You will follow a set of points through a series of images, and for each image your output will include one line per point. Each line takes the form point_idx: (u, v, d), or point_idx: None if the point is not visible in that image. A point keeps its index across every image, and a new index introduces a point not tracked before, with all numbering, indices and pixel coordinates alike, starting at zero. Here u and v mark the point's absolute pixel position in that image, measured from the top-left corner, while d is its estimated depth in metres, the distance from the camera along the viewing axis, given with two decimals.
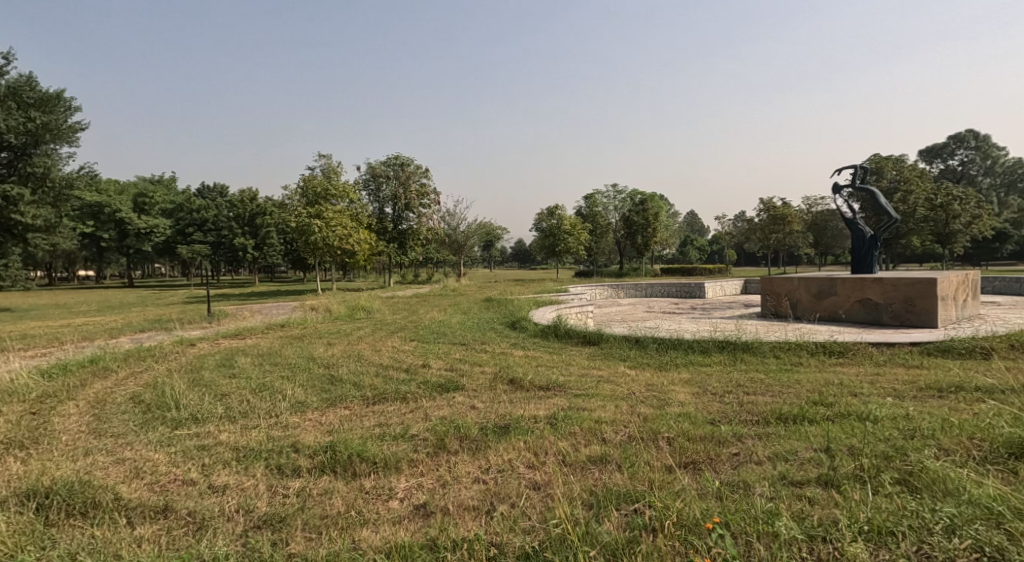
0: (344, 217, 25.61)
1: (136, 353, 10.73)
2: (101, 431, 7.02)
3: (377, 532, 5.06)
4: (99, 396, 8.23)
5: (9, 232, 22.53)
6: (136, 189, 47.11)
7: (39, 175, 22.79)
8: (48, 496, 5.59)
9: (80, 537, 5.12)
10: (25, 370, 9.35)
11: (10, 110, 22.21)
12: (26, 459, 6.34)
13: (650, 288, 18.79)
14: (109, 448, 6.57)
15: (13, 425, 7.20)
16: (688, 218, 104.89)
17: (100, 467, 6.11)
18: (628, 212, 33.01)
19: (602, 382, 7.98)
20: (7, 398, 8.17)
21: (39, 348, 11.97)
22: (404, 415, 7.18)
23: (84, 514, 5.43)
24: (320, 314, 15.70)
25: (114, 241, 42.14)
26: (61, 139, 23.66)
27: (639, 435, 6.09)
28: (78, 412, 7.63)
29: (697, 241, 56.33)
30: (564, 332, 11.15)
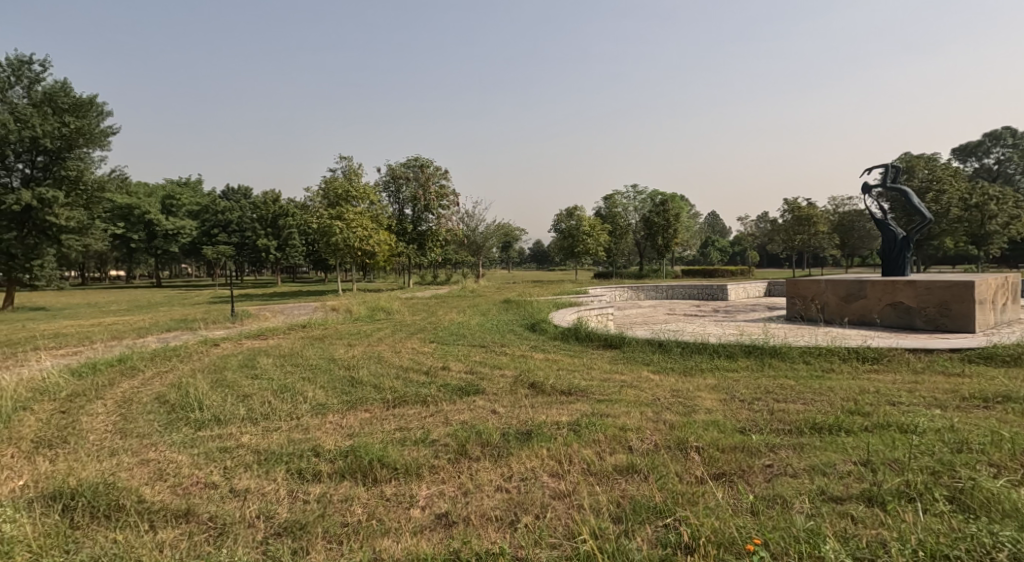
0: (364, 219, 25.67)
1: (162, 353, 10.78)
2: (127, 431, 7.03)
3: (399, 543, 4.97)
4: (126, 396, 8.25)
5: (43, 233, 23.01)
6: (164, 191, 47.83)
7: (72, 178, 23.22)
8: (74, 496, 5.58)
9: (103, 541, 5.09)
10: (55, 368, 9.42)
11: (46, 115, 22.63)
12: (54, 459, 6.35)
13: (671, 289, 18.59)
14: (134, 449, 6.56)
15: (41, 424, 7.23)
16: (710, 219, 104.33)
17: (125, 468, 6.11)
18: (649, 213, 32.74)
19: (625, 387, 7.83)
20: (37, 396, 8.23)
21: (70, 346, 12.12)
22: (424, 419, 7.10)
23: (108, 515, 5.41)
24: (342, 315, 15.71)
25: (142, 241, 42.80)
26: (95, 143, 23.81)
27: (666, 444, 5.97)
28: (106, 412, 7.65)
29: (719, 242, 55.93)
30: (585, 334, 11.03)
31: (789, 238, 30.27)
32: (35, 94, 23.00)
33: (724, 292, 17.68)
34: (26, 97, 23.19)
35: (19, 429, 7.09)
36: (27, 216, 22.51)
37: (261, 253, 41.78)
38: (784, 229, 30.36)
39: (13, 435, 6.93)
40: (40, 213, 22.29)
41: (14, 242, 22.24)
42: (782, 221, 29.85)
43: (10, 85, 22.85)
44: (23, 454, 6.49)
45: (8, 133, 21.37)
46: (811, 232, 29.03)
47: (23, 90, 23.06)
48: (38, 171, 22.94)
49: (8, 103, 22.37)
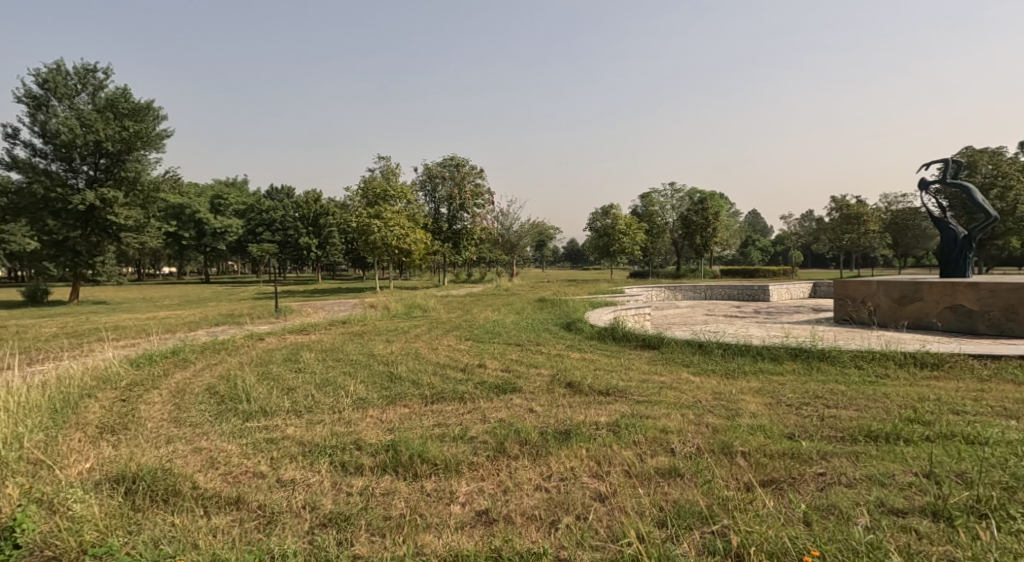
0: (401, 218, 25.81)
1: (210, 345, 10.98)
2: (181, 419, 7.15)
3: (440, 539, 4.94)
4: (180, 386, 8.41)
5: (104, 232, 23.62)
6: (211, 192, 48.92)
7: (131, 179, 23.79)
8: (134, 480, 5.71)
9: (161, 523, 5.17)
10: (114, 358, 9.68)
11: (108, 120, 23.28)
12: (115, 444, 6.49)
13: (710, 289, 18.29)
14: (188, 437, 6.67)
15: (104, 411, 7.42)
16: (750, 218, 102.63)
17: (180, 455, 6.20)
18: (687, 212, 32.24)
19: (665, 389, 7.69)
20: (97, 384, 8.45)
21: (128, 338, 12.44)
22: (462, 415, 7.07)
23: (166, 499, 5.51)
24: (379, 312, 15.80)
25: (191, 240, 43.91)
26: (153, 146, 24.41)
27: (711, 447, 5.84)
28: (162, 401, 7.80)
29: (761, 242, 55.15)
30: (622, 334, 10.89)
31: (836, 238, 29.53)
32: (99, 100, 23.72)
33: (765, 293, 17.28)
34: (90, 103, 23.91)
35: (83, 415, 7.29)
36: (90, 215, 23.24)
37: (303, 252, 42.31)
38: (832, 228, 29.64)
39: (78, 421, 7.12)
40: (102, 212, 22.97)
41: (78, 240, 23.02)
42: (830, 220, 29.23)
43: (76, 91, 23.62)
44: (87, 437, 6.65)
45: (74, 137, 22.08)
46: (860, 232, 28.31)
47: (88, 97, 23.83)
48: (101, 173, 23.58)
49: (75, 109, 23.13)
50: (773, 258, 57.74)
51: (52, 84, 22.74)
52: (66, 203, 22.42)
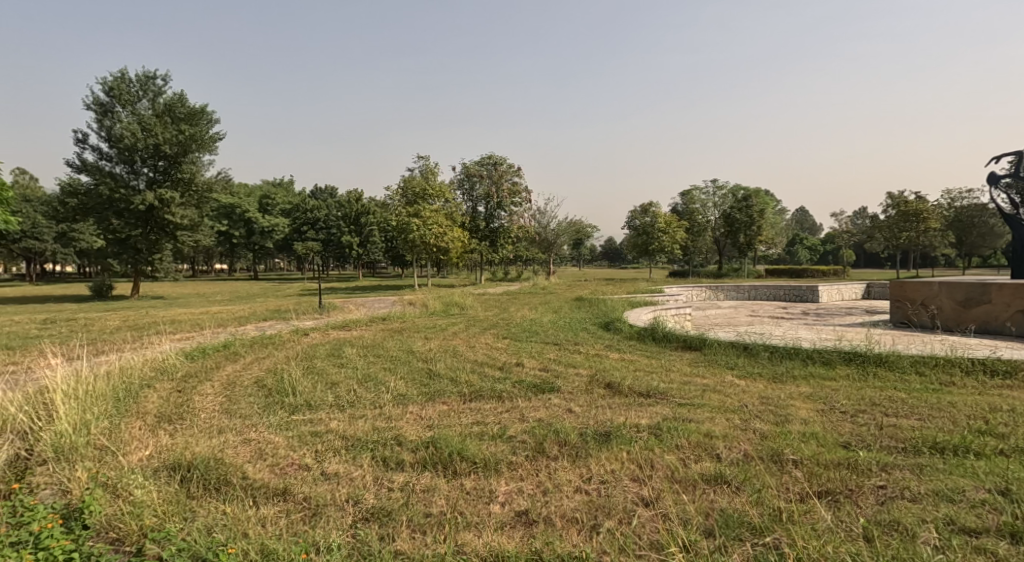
0: (439, 217, 25.83)
1: (258, 340, 11.10)
2: (232, 411, 7.21)
3: (481, 538, 4.84)
4: (230, 379, 8.50)
5: (161, 230, 24.15)
6: (260, 192, 50.06)
7: (187, 180, 24.26)
8: (189, 469, 5.77)
9: (213, 511, 5.18)
10: (168, 350, 9.86)
11: (166, 124, 23.77)
12: (172, 433, 6.56)
13: (754, 290, 17.83)
14: (238, 428, 6.69)
15: (162, 401, 7.54)
16: (797, 216, 100.27)
17: (230, 446, 6.23)
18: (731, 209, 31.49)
19: (708, 392, 7.46)
20: (154, 374, 8.60)
21: (184, 331, 12.71)
22: (501, 414, 6.95)
23: (219, 488, 5.54)
24: (418, 309, 15.83)
25: (242, 238, 45.19)
26: (207, 149, 24.83)
27: (760, 454, 5.63)
28: (214, 392, 7.88)
29: (809, 241, 53.77)
30: (663, 334, 10.67)
31: (892, 236, 28.72)
32: (157, 106, 24.26)
33: (811, 292, 16.76)
34: (150, 109, 24.45)
35: (143, 404, 7.41)
36: (150, 215, 23.83)
37: (345, 251, 42.81)
38: (887, 226, 28.65)
39: (138, 410, 7.24)
40: (160, 212, 23.54)
41: (139, 239, 23.68)
42: (886, 218, 28.23)
43: (138, 98, 24.14)
44: (147, 426, 6.75)
45: (136, 141, 22.65)
46: (919, 229, 27.26)
47: (148, 103, 24.34)
48: (160, 174, 24.14)
49: (137, 114, 23.72)
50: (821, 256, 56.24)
51: (117, 91, 23.37)
52: (128, 204, 23.04)
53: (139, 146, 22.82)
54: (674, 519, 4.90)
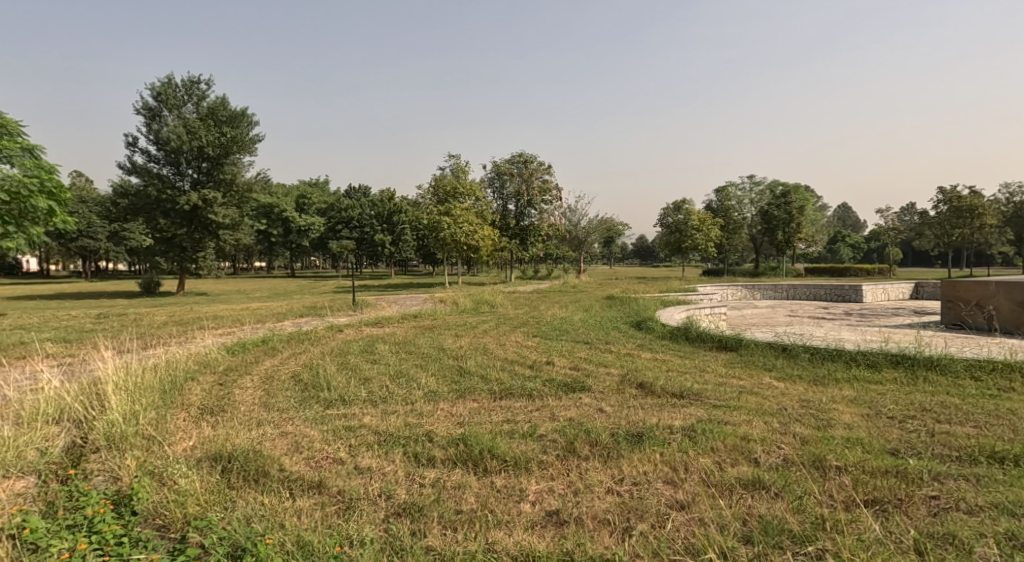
0: (470, 215, 25.75)
1: (295, 335, 11.16)
2: (270, 404, 7.21)
3: (512, 536, 4.73)
4: (268, 373, 8.52)
5: (205, 229, 24.54)
6: (298, 192, 50.95)
7: (228, 181, 24.60)
8: (229, 460, 5.78)
9: (252, 502, 5.16)
10: (210, 345, 9.94)
11: (209, 126, 24.15)
12: (215, 424, 6.57)
13: (791, 289, 17.39)
14: (275, 421, 6.68)
15: (204, 393, 7.58)
16: (837, 213, 98.03)
17: (268, 438, 6.21)
18: (768, 206, 30.83)
19: (744, 394, 7.22)
20: (197, 367, 8.67)
21: (225, 326, 12.87)
22: (531, 413, 6.80)
23: (258, 479, 5.52)
24: (448, 307, 15.79)
25: (280, 237, 45.96)
26: (247, 151, 25.17)
27: (800, 459, 5.44)
28: (253, 386, 7.90)
29: (851, 239, 52.46)
30: (697, 334, 10.43)
31: (943, 234, 27.63)
32: (201, 110, 24.66)
33: (854, 291, 16.20)
34: (194, 113, 24.85)
35: (187, 396, 7.46)
36: (194, 215, 24.26)
37: (378, 249, 43.07)
38: (937, 223, 27.81)
39: (182, 402, 7.29)
40: (204, 212, 23.92)
41: (184, 237, 24.07)
42: (938, 214, 27.40)
43: (183, 102, 24.59)
44: (190, 417, 6.78)
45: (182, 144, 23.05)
46: (973, 225, 26.40)
47: (193, 107, 24.75)
48: (204, 176, 24.48)
49: (182, 118, 24.15)
50: (864, 255, 54.65)
51: (164, 96, 23.79)
52: (174, 204, 23.60)
53: (183, 148, 23.23)
54: (710, 524, 4.74)
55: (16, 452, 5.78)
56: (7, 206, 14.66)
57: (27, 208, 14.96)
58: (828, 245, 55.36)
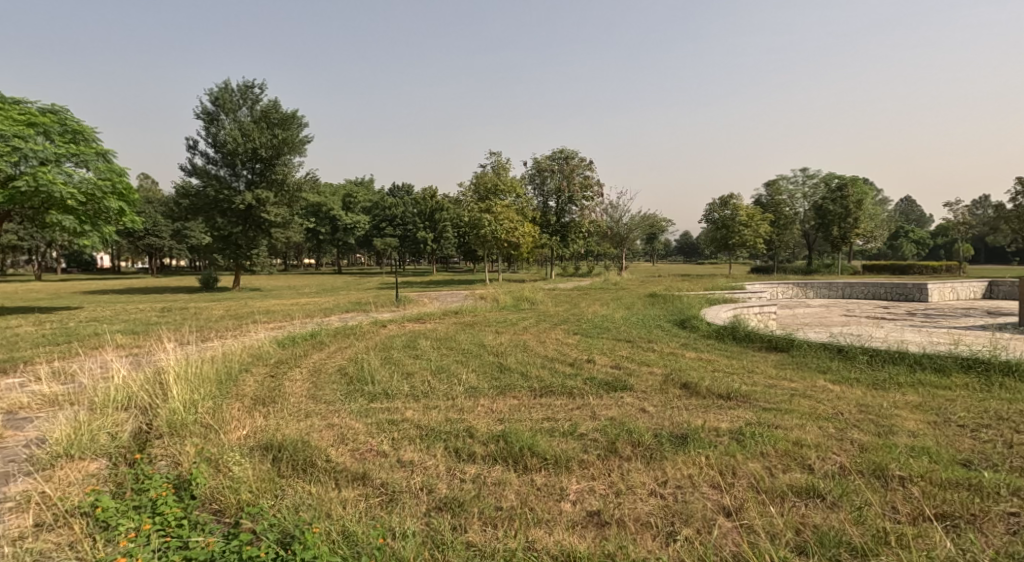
0: (511, 212, 25.52)
1: (341, 330, 11.15)
2: (317, 396, 7.15)
3: (553, 535, 4.64)
4: (315, 366, 8.48)
5: (258, 227, 24.94)
6: (345, 190, 51.64)
7: (280, 181, 24.88)
8: (280, 449, 5.73)
9: (301, 491, 5.12)
10: (262, 339, 9.98)
11: (261, 129, 24.44)
12: (267, 414, 6.54)
13: (846, 287, 16.73)
14: (322, 413, 6.61)
15: (258, 384, 7.57)
16: (902, 206, 94.13)
17: (316, 429, 6.14)
18: (823, 201, 29.80)
19: (796, 396, 6.88)
20: (251, 359, 8.70)
21: (277, 320, 12.99)
22: (571, 411, 6.59)
23: (306, 469, 5.47)
24: (488, 304, 15.66)
25: (328, 235, 46.67)
26: (298, 152, 25.40)
27: (858, 468, 5.25)
28: (302, 378, 7.86)
29: (915, 233, 50.27)
30: (744, 334, 10.05)
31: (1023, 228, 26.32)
32: (255, 113, 24.98)
33: (919, 290, 15.35)
34: (249, 116, 25.23)
35: (241, 387, 7.46)
36: (249, 214, 24.69)
37: (420, 246, 43.27)
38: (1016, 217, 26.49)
39: (237, 392, 7.29)
40: (257, 211, 24.29)
41: (240, 236, 24.52)
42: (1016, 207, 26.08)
43: (239, 106, 25.00)
44: (245, 407, 6.75)
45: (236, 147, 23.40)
46: None
47: (248, 111, 25.14)
48: (258, 176, 24.84)
49: (238, 122, 24.55)
50: (930, 250, 52.30)
51: (221, 101, 24.25)
52: (231, 204, 24.02)
53: (240, 151, 23.70)
54: (760, 533, 4.63)
55: (88, 435, 5.86)
56: (82, 206, 15.09)
57: (100, 209, 15.41)
58: (890, 241, 53.23)
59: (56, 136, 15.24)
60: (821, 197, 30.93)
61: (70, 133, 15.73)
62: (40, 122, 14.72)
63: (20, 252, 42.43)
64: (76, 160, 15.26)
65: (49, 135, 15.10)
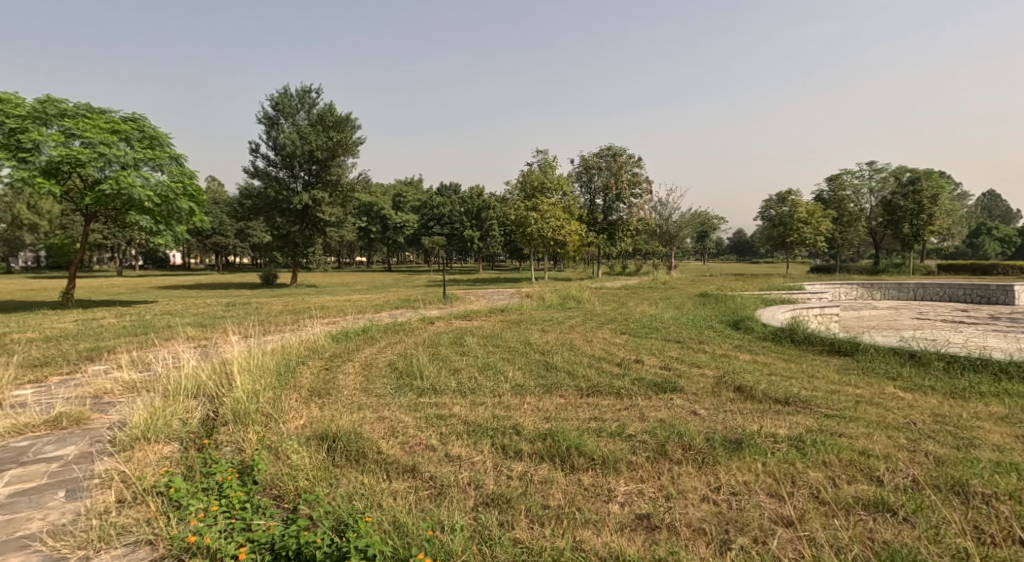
0: (557, 209, 25.22)
1: (392, 326, 11.10)
2: (369, 390, 7.05)
3: (600, 537, 4.50)
4: (367, 360, 8.41)
5: (314, 227, 25.30)
6: (396, 190, 52.14)
7: (335, 182, 25.11)
8: (334, 439, 5.64)
9: (354, 481, 5.02)
10: (317, 333, 9.97)
11: (317, 131, 24.68)
12: (323, 406, 6.47)
13: (918, 288, 15.91)
14: (374, 406, 6.50)
15: (314, 376, 7.53)
16: (984, 202, 89.25)
17: (367, 422, 6.03)
18: (892, 196, 28.59)
19: (861, 403, 6.46)
20: (307, 353, 8.68)
21: (331, 316, 13.08)
22: (619, 412, 6.33)
23: (358, 460, 5.37)
24: (535, 302, 15.44)
25: (379, 233, 47.21)
26: (353, 153, 25.56)
27: (934, 482, 4.90)
28: (354, 372, 7.80)
29: (997, 231, 47.60)
30: (804, 337, 9.59)
31: None
32: (311, 116, 25.24)
33: (1004, 293, 14.49)
34: (306, 120, 25.52)
35: (299, 379, 7.43)
36: (305, 214, 25.07)
37: (468, 244, 43.28)
38: None
39: (295, 383, 7.25)
40: (313, 211, 24.62)
41: (297, 235, 24.94)
42: None
43: (297, 110, 25.32)
44: (301, 398, 6.70)
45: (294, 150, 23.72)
46: None
47: (305, 115, 25.43)
48: (314, 177, 25.14)
49: (297, 126, 24.88)
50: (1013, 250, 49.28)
51: (281, 106, 24.63)
52: (289, 204, 24.42)
53: (298, 153, 24.12)
54: (821, 546, 4.41)
55: (163, 420, 5.88)
56: (158, 207, 15.44)
57: (173, 209, 15.75)
58: (969, 241, 50.46)
59: (136, 142, 15.57)
60: (890, 192, 29.63)
61: (148, 139, 15.98)
62: (123, 129, 15.06)
63: (95, 250, 44.36)
64: (152, 165, 15.64)
65: (130, 141, 15.44)
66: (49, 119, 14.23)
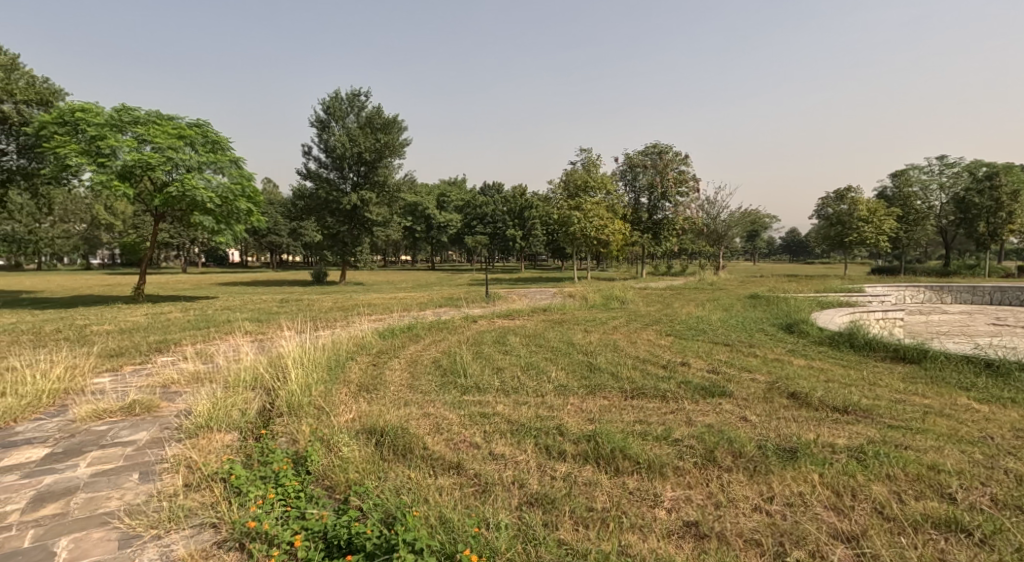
0: (601, 209, 24.80)
1: (435, 323, 10.97)
2: (415, 386, 6.90)
3: (648, 542, 4.28)
4: (412, 357, 8.27)
5: (361, 226, 25.46)
6: (440, 190, 52.27)
7: (383, 182, 25.20)
8: (382, 434, 5.48)
9: (402, 475, 4.86)
10: (363, 329, 9.89)
11: (365, 133, 24.82)
12: (370, 401, 6.33)
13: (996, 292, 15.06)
14: (419, 402, 6.34)
15: (362, 372, 7.41)
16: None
17: (413, 418, 5.85)
18: (965, 193, 27.26)
19: (930, 414, 6.00)
20: (354, 349, 8.59)
21: (379, 313, 13.05)
22: (665, 415, 6.01)
23: (406, 454, 5.20)
24: (578, 302, 15.14)
25: (423, 232, 47.37)
26: (400, 154, 25.63)
27: (1016, 505, 4.50)
28: (399, 368, 7.67)
29: None
30: (864, 342, 9.06)
31: None
32: (360, 119, 25.40)
33: None
34: (355, 123, 25.69)
35: (347, 373, 7.32)
36: (354, 214, 25.25)
37: (511, 243, 43.05)
38: None
39: (344, 378, 7.14)
40: (361, 211, 24.78)
41: (346, 234, 25.15)
42: None
43: (346, 113, 25.51)
44: (351, 392, 6.58)
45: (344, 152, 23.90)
46: None
47: (355, 118, 25.62)
48: (363, 178, 25.29)
49: (347, 129, 25.07)
50: None
51: (332, 110, 24.87)
52: (338, 204, 24.62)
53: (347, 155, 24.32)
54: None
55: (224, 410, 5.82)
56: (219, 209, 15.65)
57: (233, 210, 15.97)
58: None
59: (200, 147, 15.85)
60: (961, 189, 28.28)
61: (211, 144, 16.27)
62: (189, 134, 15.29)
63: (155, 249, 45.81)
64: (213, 168, 15.92)
65: (195, 146, 15.70)
66: (124, 126, 14.58)
